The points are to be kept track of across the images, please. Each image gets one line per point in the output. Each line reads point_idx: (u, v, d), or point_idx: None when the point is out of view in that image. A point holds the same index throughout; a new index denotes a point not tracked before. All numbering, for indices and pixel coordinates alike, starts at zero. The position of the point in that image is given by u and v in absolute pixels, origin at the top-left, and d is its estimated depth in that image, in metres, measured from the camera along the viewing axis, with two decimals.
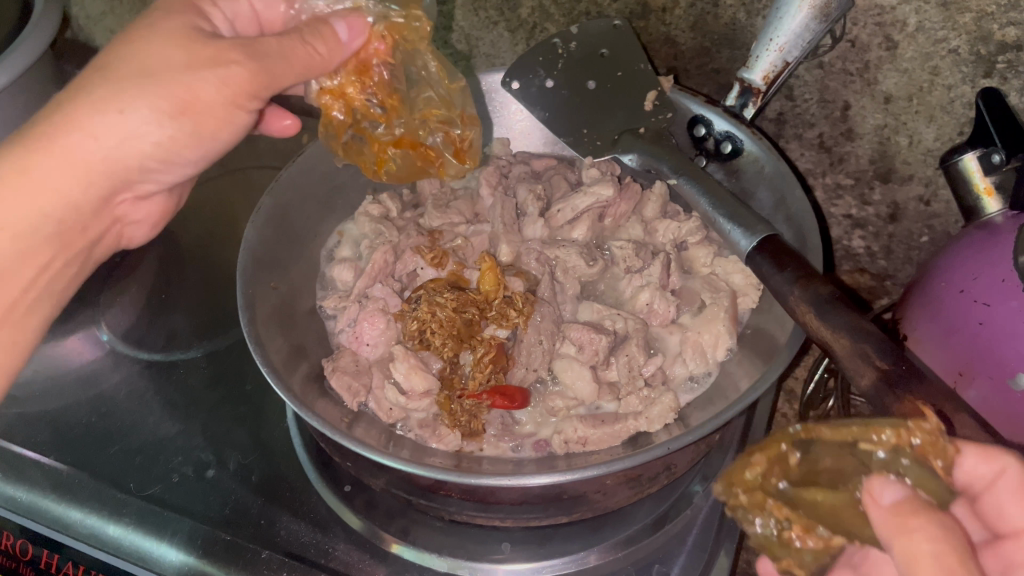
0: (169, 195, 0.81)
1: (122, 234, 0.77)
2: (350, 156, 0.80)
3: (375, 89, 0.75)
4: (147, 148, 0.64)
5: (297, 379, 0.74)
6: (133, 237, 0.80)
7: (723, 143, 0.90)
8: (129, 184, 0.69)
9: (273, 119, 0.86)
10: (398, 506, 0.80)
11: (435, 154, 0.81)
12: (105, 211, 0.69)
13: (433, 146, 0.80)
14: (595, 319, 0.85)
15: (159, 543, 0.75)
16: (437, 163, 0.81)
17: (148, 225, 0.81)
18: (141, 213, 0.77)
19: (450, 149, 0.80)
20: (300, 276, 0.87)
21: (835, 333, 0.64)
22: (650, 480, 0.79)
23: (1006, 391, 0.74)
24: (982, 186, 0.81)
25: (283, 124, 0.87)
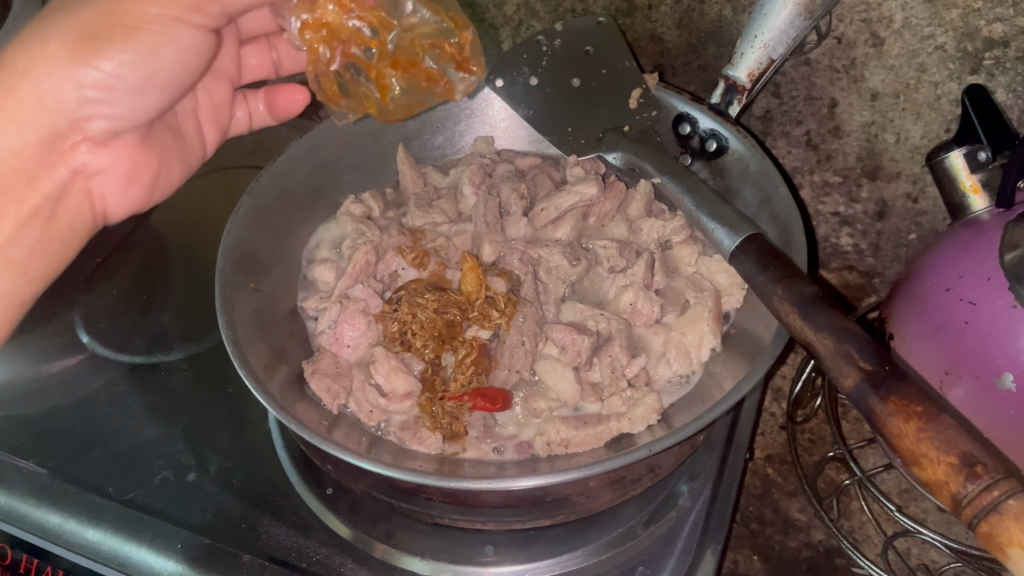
0: (144, 156, 0.85)
1: (92, 186, 0.82)
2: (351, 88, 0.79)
3: (356, 12, 0.72)
4: (81, 71, 0.70)
5: (278, 382, 0.73)
6: (109, 197, 0.85)
7: (707, 141, 0.89)
8: (80, 119, 0.75)
9: (286, 95, 0.96)
10: (381, 509, 0.79)
11: (438, 74, 0.78)
12: (59, 145, 0.76)
13: (434, 64, 0.77)
14: (578, 319, 0.83)
15: (139, 548, 0.74)
16: (443, 81, 0.79)
17: (126, 187, 0.85)
18: (109, 167, 0.82)
19: (451, 65, 0.78)
20: (281, 278, 0.86)
21: (818, 333, 0.64)
22: (633, 482, 0.77)
23: (992, 390, 0.73)
24: (969, 184, 0.81)
25: (294, 99, 0.97)
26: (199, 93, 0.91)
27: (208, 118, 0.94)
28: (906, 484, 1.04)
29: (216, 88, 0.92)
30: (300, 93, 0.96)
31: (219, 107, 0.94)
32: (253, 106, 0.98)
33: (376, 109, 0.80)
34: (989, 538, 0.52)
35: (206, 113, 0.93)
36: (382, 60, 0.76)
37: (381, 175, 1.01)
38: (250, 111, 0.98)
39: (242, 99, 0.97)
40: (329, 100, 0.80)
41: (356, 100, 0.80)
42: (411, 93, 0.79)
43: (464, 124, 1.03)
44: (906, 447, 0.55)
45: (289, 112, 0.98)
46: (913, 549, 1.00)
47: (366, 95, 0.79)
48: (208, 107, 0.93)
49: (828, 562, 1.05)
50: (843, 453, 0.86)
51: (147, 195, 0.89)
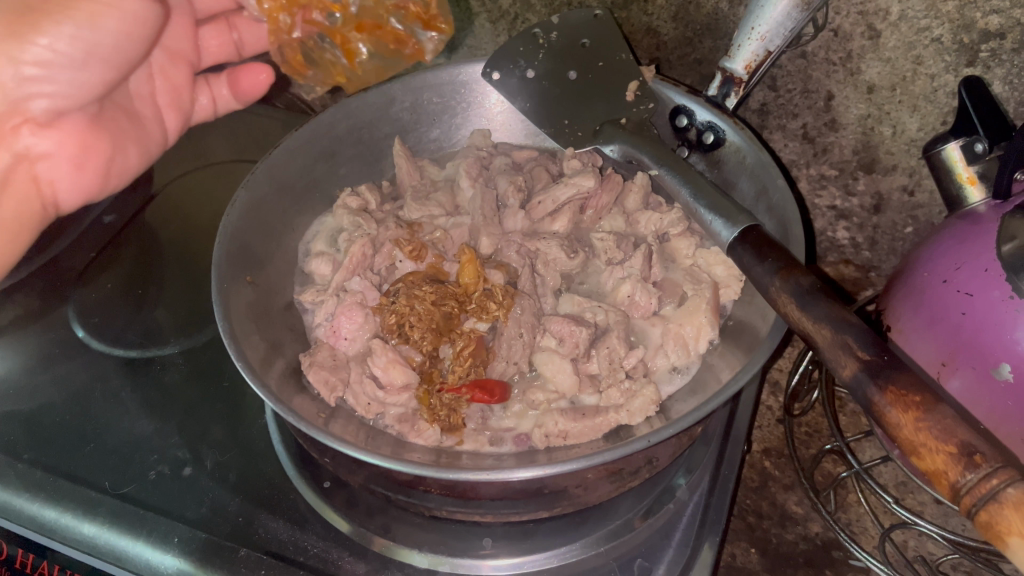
0: (98, 142, 0.84)
1: (41, 173, 0.82)
2: (320, 58, 0.86)
3: None
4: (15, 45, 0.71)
5: (274, 376, 0.73)
6: (59, 185, 0.84)
7: (705, 134, 0.89)
8: (19, 96, 0.75)
9: (250, 76, 0.95)
10: (378, 503, 0.79)
11: (403, 34, 0.83)
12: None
13: (396, 26, 0.83)
14: (575, 311, 0.83)
15: (134, 543, 0.74)
16: (408, 43, 0.84)
17: (79, 176, 0.85)
18: (59, 153, 0.81)
19: (418, 26, 0.83)
20: (277, 271, 0.86)
21: (816, 324, 0.64)
22: (631, 474, 0.76)
23: (990, 381, 0.73)
24: (965, 176, 0.81)
25: (258, 79, 0.96)
26: (155, 76, 0.90)
27: (167, 102, 0.93)
28: (903, 477, 1.04)
29: (173, 71, 0.92)
30: (265, 73, 0.96)
31: (180, 91, 0.94)
32: (216, 91, 0.97)
33: (345, 76, 0.88)
34: (986, 527, 0.51)
35: (164, 96, 0.93)
36: (345, 25, 0.82)
37: (376, 168, 1.00)
38: (214, 96, 0.97)
39: (203, 84, 0.96)
40: (295, 71, 0.87)
41: (322, 70, 0.87)
42: (377, 56, 0.86)
43: (461, 116, 1.03)
44: (905, 436, 0.56)
45: (253, 93, 0.97)
46: (911, 541, 1.00)
47: (333, 63, 0.87)
48: (167, 90, 0.93)
49: (826, 556, 1.04)
50: (841, 445, 0.86)
51: (103, 182, 0.89)
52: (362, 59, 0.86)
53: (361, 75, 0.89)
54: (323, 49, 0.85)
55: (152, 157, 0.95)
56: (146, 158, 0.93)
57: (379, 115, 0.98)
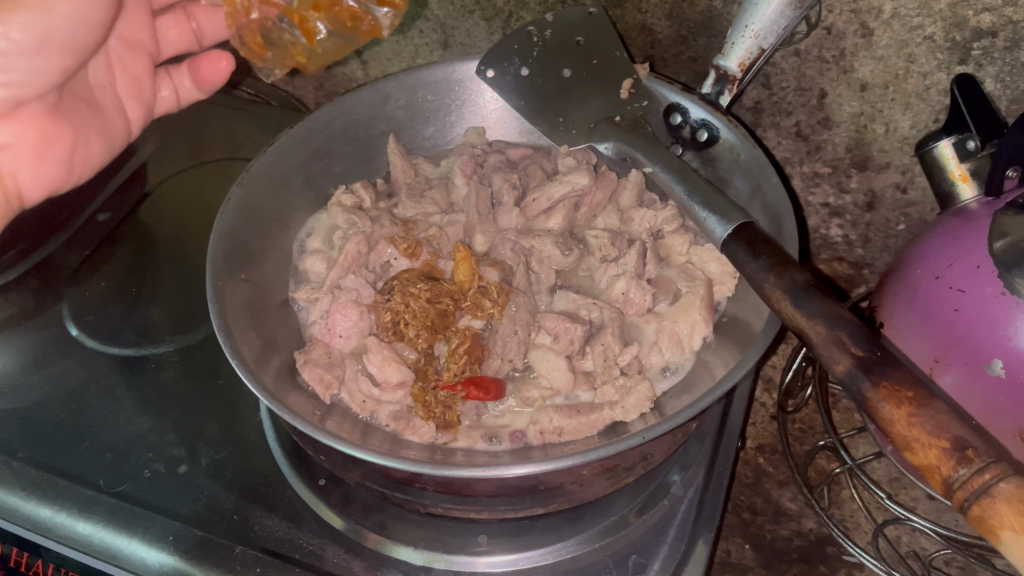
0: (60, 133, 0.83)
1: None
2: (277, 40, 0.86)
3: None
4: None
5: (269, 372, 0.73)
6: (21, 177, 0.82)
7: (698, 131, 0.89)
8: None
9: (210, 63, 0.93)
10: (374, 500, 0.79)
11: (359, 11, 0.83)
12: None
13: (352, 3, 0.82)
14: (571, 308, 0.84)
15: (130, 540, 0.74)
16: (364, 20, 0.84)
17: (39, 167, 0.83)
18: (17, 143, 0.80)
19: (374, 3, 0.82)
20: (272, 268, 0.86)
21: (810, 320, 0.64)
22: (626, 470, 0.77)
23: (982, 377, 0.74)
24: (958, 173, 0.81)
25: (219, 66, 0.94)
26: (114, 66, 0.90)
27: (128, 94, 0.92)
28: (896, 473, 1.04)
29: (132, 61, 0.91)
30: (224, 59, 0.93)
31: (140, 81, 0.93)
32: (178, 82, 0.97)
33: (303, 56, 0.86)
34: (980, 522, 0.52)
35: (125, 88, 0.92)
36: (302, 3, 0.82)
37: (371, 166, 1.00)
38: (175, 87, 0.97)
39: (164, 75, 0.96)
40: (254, 54, 0.87)
41: (281, 51, 0.86)
42: (335, 35, 0.84)
43: (455, 114, 1.03)
44: (898, 432, 0.56)
45: (215, 81, 0.95)
46: (904, 537, 1.00)
47: (290, 42, 0.85)
48: (127, 81, 0.92)
49: (820, 551, 1.02)
50: (834, 442, 0.86)
51: (66, 173, 0.87)
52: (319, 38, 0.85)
53: (321, 56, 0.87)
54: (279, 31, 0.85)
55: (116, 149, 0.94)
56: (111, 149, 0.92)
57: (374, 112, 0.98)
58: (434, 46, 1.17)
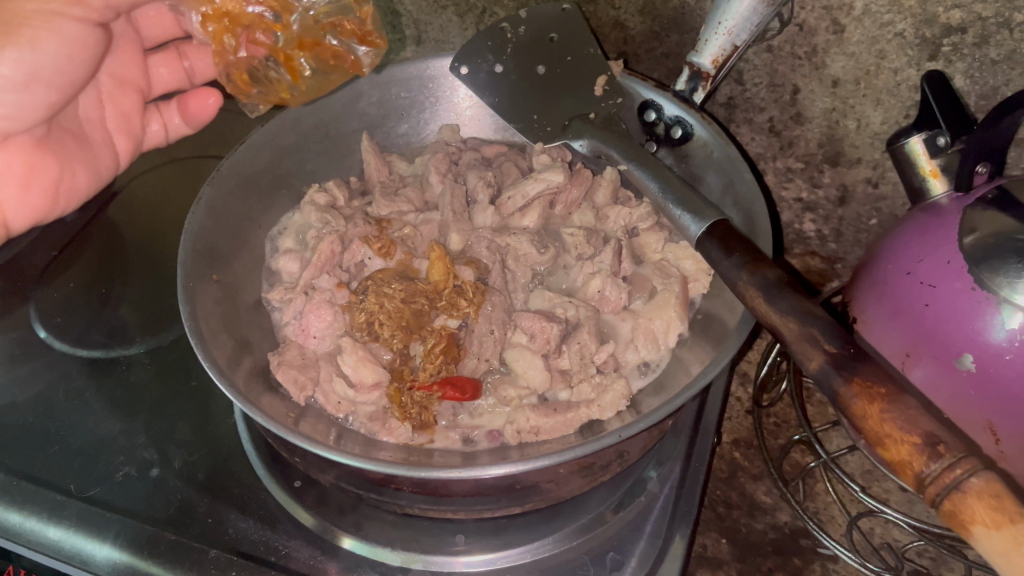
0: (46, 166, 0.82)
1: None
2: (262, 78, 0.84)
3: None
4: None
5: (241, 375, 0.72)
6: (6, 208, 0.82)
7: (673, 128, 0.89)
8: None
9: (197, 99, 0.92)
10: (349, 501, 0.78)
11: (342, 50, 0.83)
12: None
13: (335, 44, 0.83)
14: (546, 306, 0.83)
15: (101, 546, 0.73)
16: (347, 59, 0.84)
17: (23, 200, 0.83)
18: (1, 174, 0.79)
19: (355, 42, 0.83)
20: (244, 268, 0.85)
21: (783, 317, 0.64)
22: (602, 469, 0.77)
23: (952, 371, 0.75)
24: (928, 168, 0.83)
25: (206, 104, 0.92)
26: (104, 101, 0.89)
27: (117, 127, 0.91)
28: (869, 466, 1.05)
29: (122, 96, 0.90)
30: (212, 96, 0.92)
31: (129, 117, 0.91)
32: (167, 117, 0.95)
33: (289, 93, 0.85)
34: (951, 516, 0.53)
35: (115, 121, 0.90)
36: (289, 42, 0.80)
37: (343, 163, 0.99)
38: (165, 122, 0.95)
39: (154, 110, 0.94)
40: (239, 90, 0.84)
41: (266, 88, 0.85)
42: (318, 73, 0.84)
43: (428, 111, 1.02)
44: (871, 428, 0.57)
45: (202, 117, 0.93)
46: (877, 528, 0.99)
47: (276, 80, 0.84)
48: (117, 115, 0.90)
49: (794, 544, 1.01)
50: (809, 436, 0.88)
51: (51, 204, 0.86)
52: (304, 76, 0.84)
53: (305, 93, 0.87)
54: (264, 70, 0.83)
55: (103, 182, 0.92)
56: (97, 181, 0.91)
57: (347, 109, 0.97)
58: (407, 42, 1.17)
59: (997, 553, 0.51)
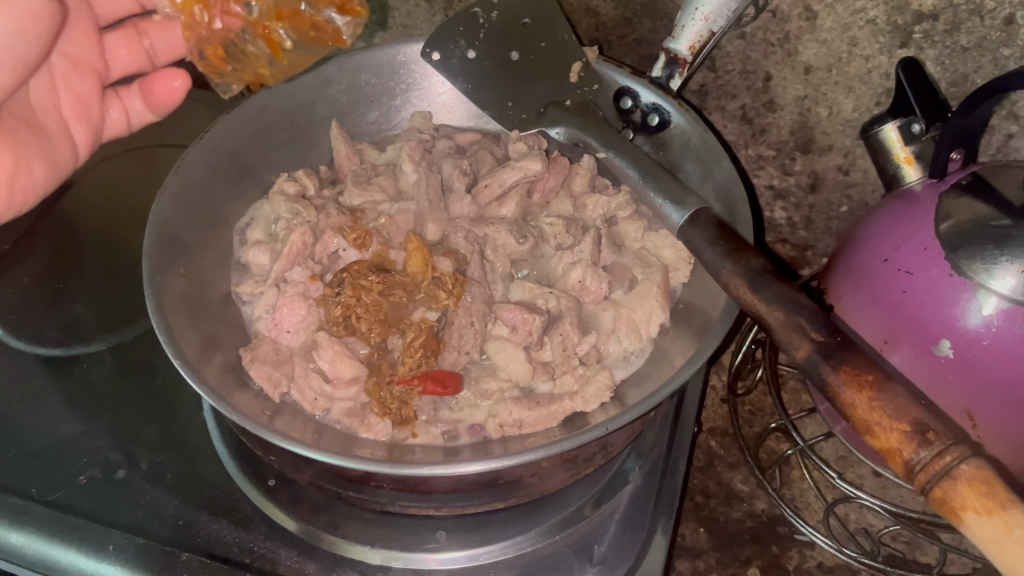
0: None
1: None
2: (239, 55, 0.82)
3: None
4: None
5: (211, 371, 0.69)
6: None
7: (650, 116, 0.87)
8: None
9: (163, 81, 0.83)
10: (325, 500, 0.76)
11: (320, 21, 0.82)
12: None
13: (314, 14, 0.81)
14: (527, 298, 0.81)
15: (67, 551, 0.70)
16: (326, 30, 0.83)
17: None
18: None
19: (332, 10, 0.82)
20: (211, 261, 0.82)
21: (769, 306, 0.64)
22: (586, 462, 0.75)
23: (930, 358, 0.75)
24: (902, 155, 0.83)
25: (173, 87, 0.83)
26: (57, 84, 0.80)
27: (74, 114, 0.82)
28: (842, 453, 1.05)
29: (76, 79, 0.82)
30: (178, 78, 0.83)
31: (86, 102, 0.83)
32: (128, 103, 0.86)
33: (267, 68, 0.84)
34: (941, 504, 0.53)
35: (70, 107, 0.81)
36: (266, 13, 0.79)
37: (312, 152, 0.96)
38: (127, 109, 0.86)
39: (114, 97, 0.85)
40: (212, 68, 0.82)
41: (243, 64, 0.83)
42: (298, 46, 0.83)
43: (399, 98, 1.00)
44: (859, 416, 0.57)
45: (168, 102, 0.84)
46: (852, 514, 0.99)
47: (254, 55, 0.82)
48: (72, 101, 0.81)
49: (771, 532, 0.98)
50: (786, 423, 0.89)
51: (6, 203, 0.75)
52: (283, 48, 0.83)
53: (282, 68, 0.86)
54: (240, 45, 0.81)
55: (61, 179, 0.82)
56: (55, 177, 0.80)
57: (316, 96, 0.94)
58: (372, 27, 1.13)
59: (988, 540, 0.51)
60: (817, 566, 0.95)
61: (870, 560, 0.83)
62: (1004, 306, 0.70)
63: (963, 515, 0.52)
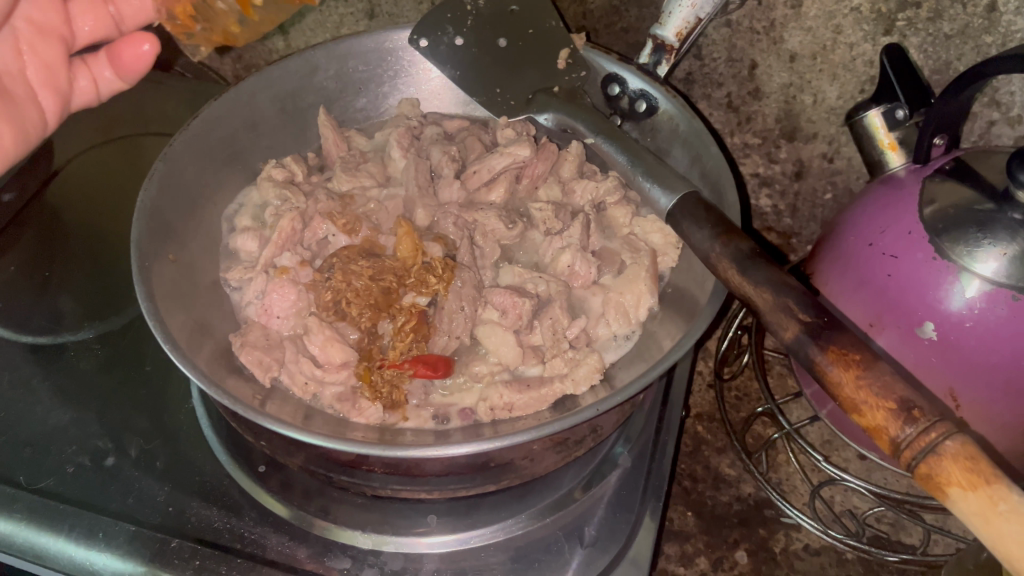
0: None
1: None
2: (211, 15, 0.86)
3: None
4: None
5: (202, 357, 0.69)
6: None
7: (637, 102, 0.88)
8: None
9: (130, 46, 0.80)
10: (316, 485, 0.76)
11: None
12: None
13: None
14: (517, 282, 0.82)
15: (56, 539, 0.71)
16: None
17: None
18: None
19: None
20: (200, 247, 0.81)
21: (757, 288, 0.64)
22: (577, 444, 0.75)
23: (914, 340, 0.76)
24: (886, 141, 0.84)
25: (141, 50, 0.81)
26: (22, 50, 0.79)
27: (40, 80, 0.81)
28: (827, 437, 1.06)
29: (41, 45, 0.80)
30: (145, 42, 0.80)
31: (53, 69, 0.82)
32: (97, 72, 0.85)
33: (237, 26, 0.88)
34: (927, 480, 0.54)
35: (36, 72, 0.80)
36: None
37: (301, 140, 0.97)
38: (95, 77, 0.85)
39: (80, 64, 0.84)
40: (183, 27, 0.85)
41: (212, 23, 0.86)
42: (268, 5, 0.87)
43: (387, 85, 1.00)
44: (846, 395, 0.57)
45: (136, 69, 0.82)
46: (838, 497, 0.99)
47: (223, 14, 0.86)
48: (38, 68, 0.81)
49: (758, 515, 0.99)
50: (772, 407, 0.90)
51: None
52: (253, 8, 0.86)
53: (251, 25, 0.90)
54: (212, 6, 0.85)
55: (27, 146, 0.82)
56: (21, 142, 0.80)
57: (303, 83, 0.94)
58: (358, 15, 1.13)
59: (973, 515, 0.52)
60: (804, 549, 0.95)
61: (856, 542, 0.86)
62: (987, 288, 0.71)
63: (951, 488, 0.53)
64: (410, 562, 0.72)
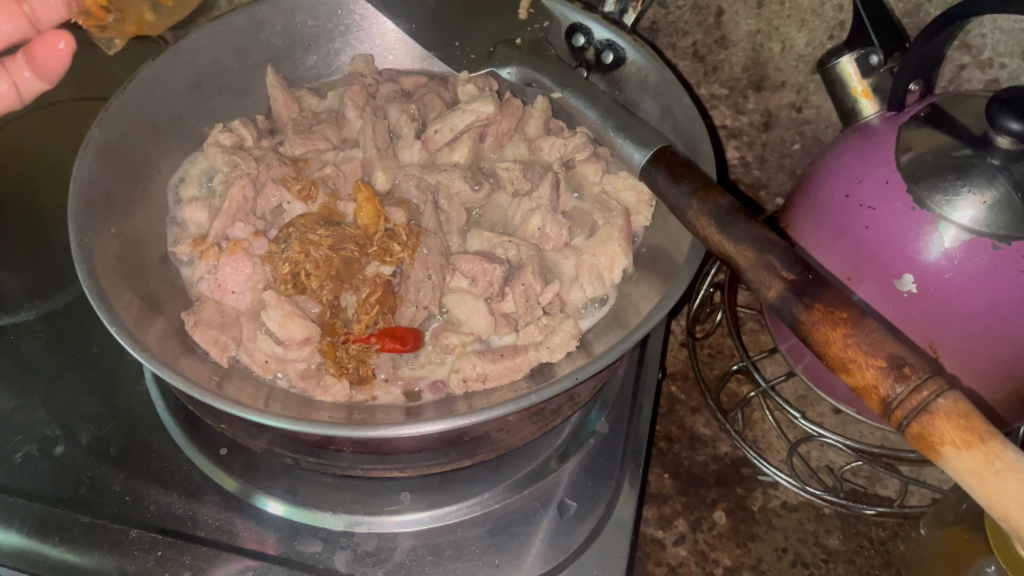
0: None
1: None
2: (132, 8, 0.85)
3: None
4: None
5: (152, 337, 0.65)
6: None
7: (604, 53, 0.83)
8: None
9: (44, 43, 0.72)
10: (281, 464, 0.73)
11: None
12: None
13: None
14: (485, 247, 0.78)
15: (7, 534, 0.68)
16: None
17: None
18: None
19: None
20: (144, 219, 0.76)
21: (738, 246, 0.61)
22: (554, 413, 0.71)
23: (893, 292, 0.74)
24: (860, 89, 0.82)
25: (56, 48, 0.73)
26: None
27: None
28: (802, 391, 1.05)
29: None
30: (61, 39, 0.72)
31: None
32: (15, 73, 0.74)
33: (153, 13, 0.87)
34: (919, 439, 0.51)
35: None
36: None
37: (248, 101, 0.91)
38: (14, 81, 0.74)
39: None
40: (95, 20, 0.82)
41: (126, 15, 0.85)
42: None
43: (339, 41, 0.96)
44: (833, 354, 0.54)
45: (57, 63, 0.74)
46: (814, 452, 0.99)
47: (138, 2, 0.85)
48: None
49: (736, 473, 0.98)
50: (747, 365, 0.88)
51: None
52: None
53: (163, 16, 0.89)
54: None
55: None
56: None
57: (249, 40, 0.88)
58: None
59: (967, 473, 0.48)
60: (781, 505, 0.94)
61: (833, 497, 0.85)
62: (965, 237, 0.70)
63: (944, 449, 0.49)
64: (384, 541, 0.69)
